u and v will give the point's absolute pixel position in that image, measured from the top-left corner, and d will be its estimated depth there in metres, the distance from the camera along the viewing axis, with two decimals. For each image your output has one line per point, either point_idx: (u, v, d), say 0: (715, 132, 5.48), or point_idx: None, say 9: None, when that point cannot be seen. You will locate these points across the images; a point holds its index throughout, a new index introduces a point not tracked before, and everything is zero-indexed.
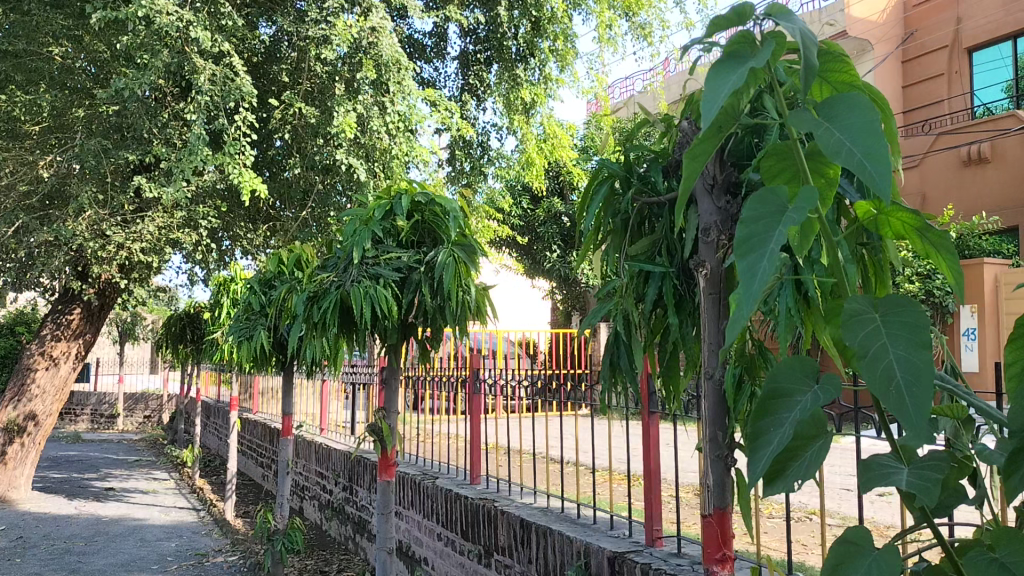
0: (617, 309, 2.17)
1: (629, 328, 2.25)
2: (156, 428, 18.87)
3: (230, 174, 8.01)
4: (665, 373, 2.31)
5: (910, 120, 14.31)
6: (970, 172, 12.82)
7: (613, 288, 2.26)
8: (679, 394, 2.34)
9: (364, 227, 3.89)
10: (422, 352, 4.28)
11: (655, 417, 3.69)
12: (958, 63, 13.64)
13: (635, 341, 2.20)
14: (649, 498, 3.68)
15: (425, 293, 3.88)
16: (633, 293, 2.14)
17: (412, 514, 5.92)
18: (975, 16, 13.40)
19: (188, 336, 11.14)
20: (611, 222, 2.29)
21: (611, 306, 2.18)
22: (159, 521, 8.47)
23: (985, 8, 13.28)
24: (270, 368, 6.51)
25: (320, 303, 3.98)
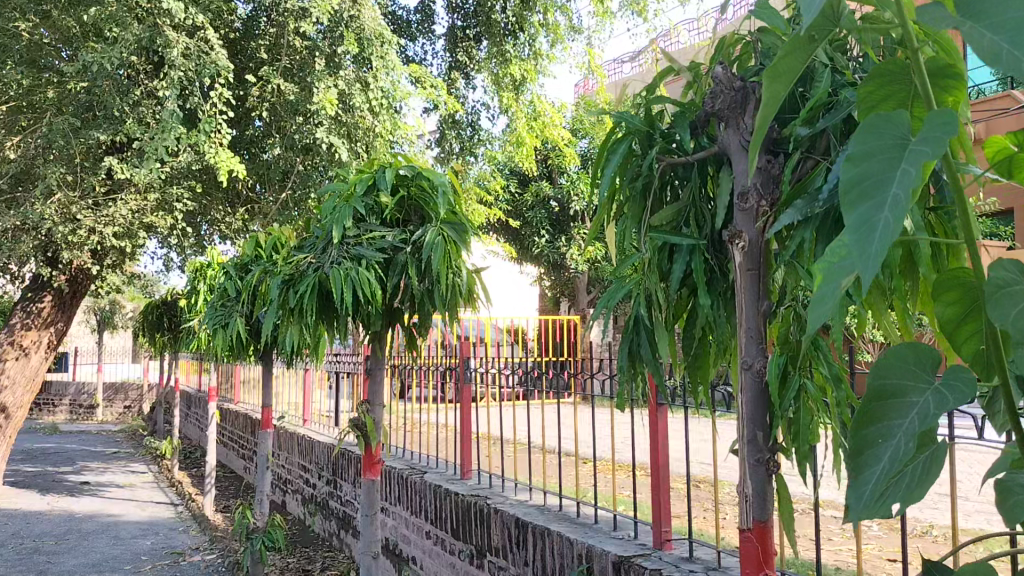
0: (636, 290, 1.85)
1: (651, 312, 1.92)
2: (135, 418, 18.47)
3: (205, 152, 7.70)
4: (690, 367, 1.99)
5: None
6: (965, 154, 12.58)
7: (632, 266, 1.93)
8: (707, 388, 2.02)
9: (346, 204, 3.55)
10: (409, 340, 3.95)
11: (663, 408, 3.39)
12: None
13: (658, 327, 1.87)
14: (657, 497, 3.39)
15: (412, 275, 3.54)
16: (655, 271, 1.83)
17: (399, 510, 5.62)
18: None
19: (166, 324, 10.76)
20: (630, 188, 1.96)
21: (628, 287, 1.86)
22: (135, 517, 8.13)
23: None
24: (248, 357, 6.17)
25: (295, 286, 3.63)
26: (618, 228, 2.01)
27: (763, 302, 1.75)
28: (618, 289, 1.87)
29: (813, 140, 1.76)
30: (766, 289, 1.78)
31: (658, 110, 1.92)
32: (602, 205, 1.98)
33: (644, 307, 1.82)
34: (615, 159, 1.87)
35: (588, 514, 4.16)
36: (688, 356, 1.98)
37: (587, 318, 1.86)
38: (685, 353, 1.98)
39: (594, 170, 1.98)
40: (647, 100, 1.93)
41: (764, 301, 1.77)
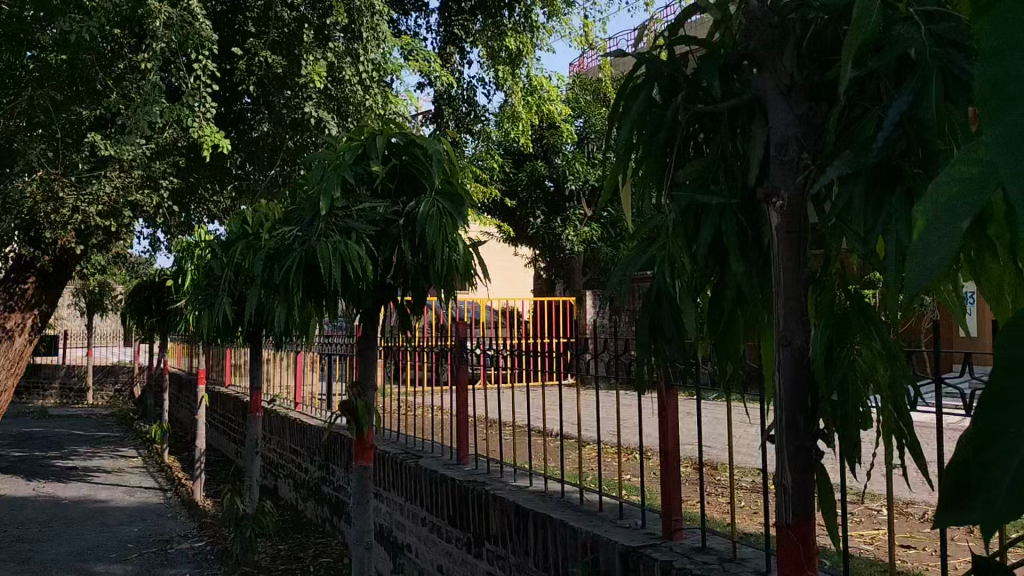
0: (661, 257, 1.62)
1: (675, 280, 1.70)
2: (127, 402, 18.26)
3: (189, 127, 7.45)
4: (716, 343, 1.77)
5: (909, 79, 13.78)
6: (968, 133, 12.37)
7: (656, 230, 1.71)
8: (737, 371, 1.80)
9: (333, 173, 3.31)
10: (402, 318, 3.72)
11: (673, 390, 3.18)
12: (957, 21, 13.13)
13: (684, 300, 1.65)
14: (666, 483, 3.19)
15: (405, 250, 3.32)
16: (682, 234, 1.61)
17: (393, 496, 5.43)
18: None
19: (153, 306, 10.51)
20: (649, 143, 1.75)
21: (650, 254, 1.64)
22: (122, 503, 7.92)
23: None
24: (235, 339, 5.95)
25: (281, 261, 3.39)
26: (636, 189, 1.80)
27: (801, 269, 1.54)
28: (640, 257, 1.65)
29: (862, 80, 1.55)
30: (807, 256, 1.57)
31: (682, 54, 1.72)
32: (617, 164, 1.76)
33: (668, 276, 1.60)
34: (633, 108, 1.67)
35: (591, 501, 3.96)
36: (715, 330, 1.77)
37: (603, 290, 1.64)
38: (711, 328, 1.77)
39: (608, 123, 1.77)
40: (668, 41, 1.73)
41: (805, 268, 1.57)
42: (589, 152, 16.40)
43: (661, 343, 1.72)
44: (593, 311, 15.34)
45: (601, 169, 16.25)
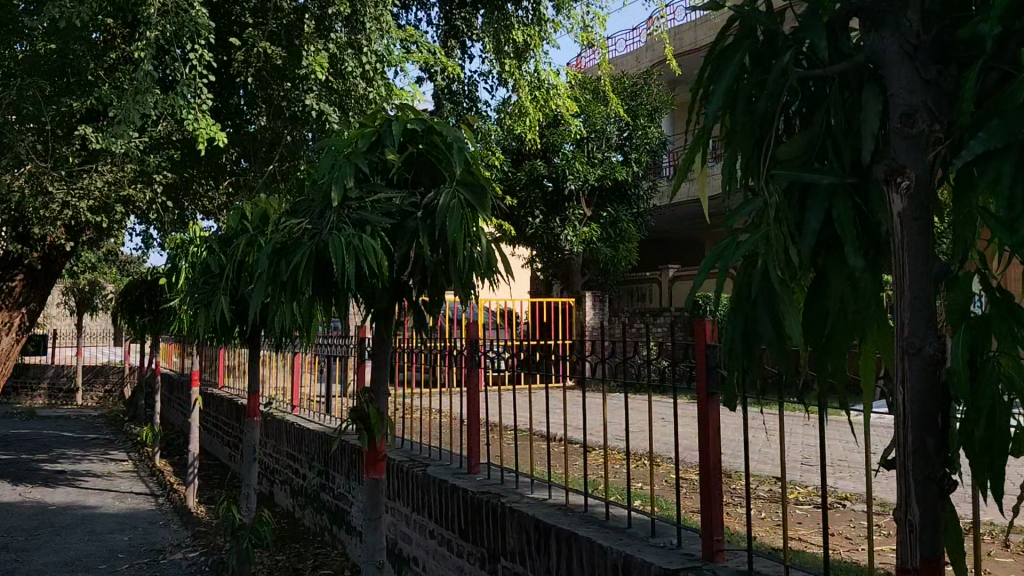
0: (764, 246, 1.36)
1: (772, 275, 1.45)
2: (117, 403, 17.93)
3: (184, 119, 7.19)
4: (817, 350, 1.54)
5: None
6: None
7: (750, 217, 1.47)
8: (840, 383, 1.56)
9: (346, 160, 3.06)
10: (416, 319, 3.45)
11: (714, 400, 2.95)
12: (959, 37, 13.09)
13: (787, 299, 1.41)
14: (707, 501, 2.94)
15: (424, 244, 3.06)
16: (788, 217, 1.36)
17: (399, 506, 5.15)
18: None
19: (145, 305, 10.22)
20: (742, 116, 1.53)
21: (752, 244, 1.38)
22: (112, 509, 7.63)
23: None
24: (234, 340, 5.68)
25: (288, 256, 3.11)
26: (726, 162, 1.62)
27: (930, 263, 1.32)
28: (739, 247, 1.40)
29: (1003, 38, 1.33)
30: (936, 248, 1.35)
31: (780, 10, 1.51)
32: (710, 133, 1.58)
33: (772, 270, 1.35)
34: (735, 66, 1.47)
35: (616, 516, 3.71)
36: (815, 334, 1.53)
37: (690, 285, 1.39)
38: (810, 332, 1.53)
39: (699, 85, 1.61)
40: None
41: (934, 262, 1.34)
42: (588, 152, 16.21)
43: (757, 348, 1.47)
44: (593, 313, 15.10)
45: (601, 169, 16.06)
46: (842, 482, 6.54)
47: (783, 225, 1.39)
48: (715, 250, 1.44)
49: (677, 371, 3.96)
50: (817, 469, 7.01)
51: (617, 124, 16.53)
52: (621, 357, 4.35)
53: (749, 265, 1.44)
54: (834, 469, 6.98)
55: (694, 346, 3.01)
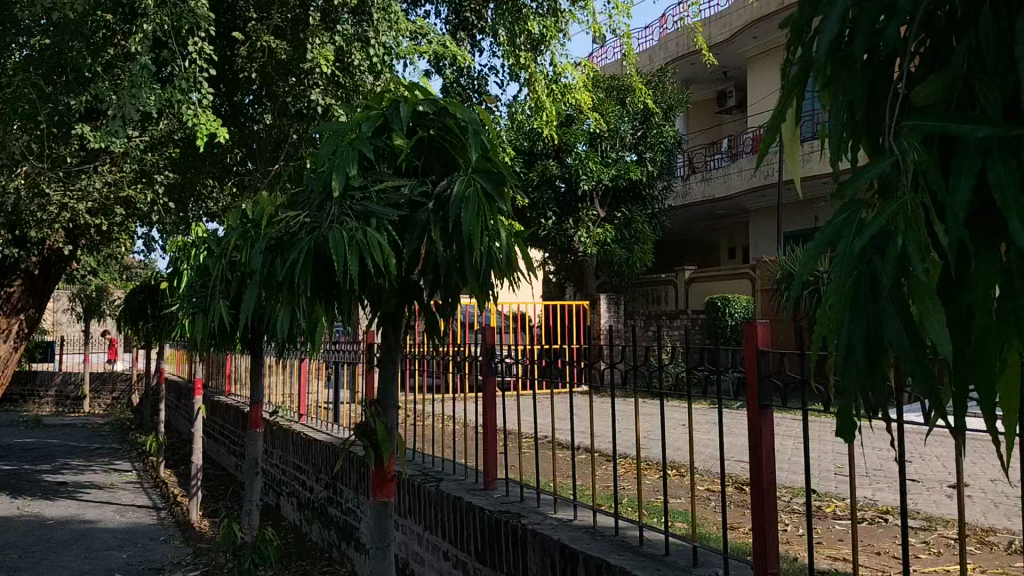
0: (905, 219, 1.18)
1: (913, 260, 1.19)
2: (123, 411, 17.67)
3: (184, 115, 6.93)
4: (956, 363, 1.28)
5: None
6: None
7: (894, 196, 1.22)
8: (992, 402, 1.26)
9: (349, 145, 2.73)
10: (429, 325, 3.10)
11: (768, 412, 2.63)
12: None
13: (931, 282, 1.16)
14: (760, 521, 2.59)
15: (436, 238, 2.70)
16: (934, 181, 1.19)
17: (411, 523, 4.82)
18: None
19: (149, 310, 9.95)
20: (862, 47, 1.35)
21: (886, 220, 1.20)
22: (111, 524, 7.31)
23: None
24: (235, 347, 5.38)
25: (283, 253, 2.74)
26: (832, 113, 1.48)
27: None
28: (869, 226, 1.20)
29: None
30: None
31: None
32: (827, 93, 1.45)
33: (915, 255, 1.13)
34: None
35: (650, 540, 3.37)
36: (957, 346, 1.28)
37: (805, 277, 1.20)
38: (955, 342, 1.27)
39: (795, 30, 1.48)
40: None
41: None
42: (602, 152, 15.91)
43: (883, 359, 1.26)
44: (607, 316, 14.75)
45: (615, 168, 15.74)
46: (881, 494, 6.20)
47: (925, 193, 1.20)
48: (834, 228, 1.29)
49: (714, 379, 3.64)
50: (851, 480, 6.68)
51: (631, 121, 16.22)
52: (651, 366, 4.03)
53: (881, 245, 1.24)
54: (869, 480, 6.64)
55: (743, 351, 2.69)
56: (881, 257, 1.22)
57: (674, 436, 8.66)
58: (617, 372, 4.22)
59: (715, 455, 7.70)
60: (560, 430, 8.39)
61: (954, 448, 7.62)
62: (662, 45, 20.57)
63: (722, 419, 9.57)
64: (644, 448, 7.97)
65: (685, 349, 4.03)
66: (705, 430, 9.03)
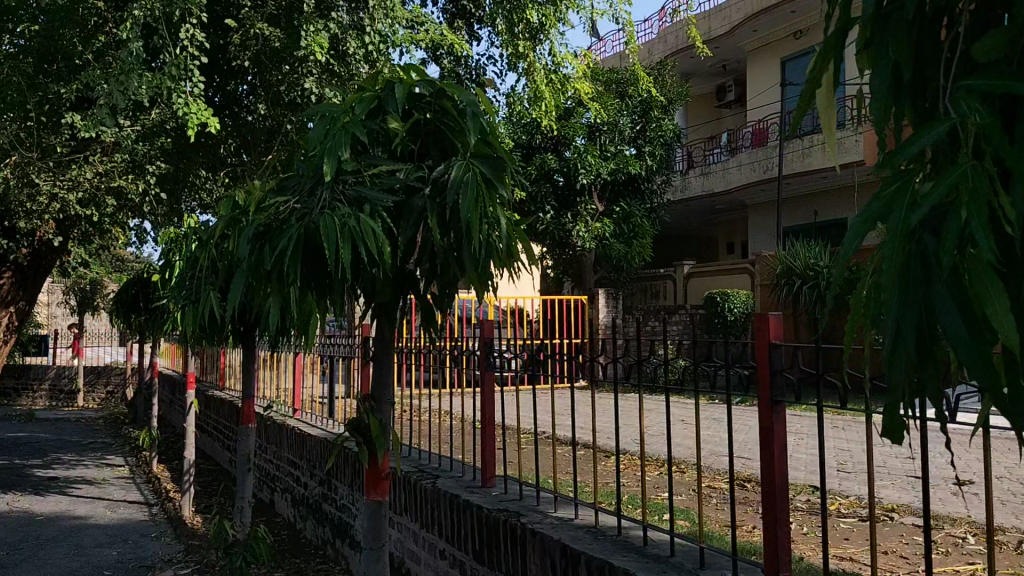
0: (967, 193, 1.09)
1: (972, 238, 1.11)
2: (118, 405, 17.51)
3: (175, 104, 6.80)
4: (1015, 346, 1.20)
5: None
6: None
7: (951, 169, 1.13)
8: None
9: (341, 127, 2.61)
10: (426, 317, 2.96)
11: (781, 408, 2.51)
12: None
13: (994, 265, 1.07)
14: (772, 521, 2.49)
15: (434, 225, 2.57)
16: (1000, 148, 1.10)
17: (407, 521, 4.70)
18: None
19: (141, 303, 9.80)
20: None
21: (944, 193, 1.11)
22: (101, 521, 7.17)
23: None
24: (226, 341, 5.25)
25: (272, 241, 2.60)
26: (875, 76, 1.38)
27: None
28: (924, 201, 1.12)
29: None
30: None
31: None
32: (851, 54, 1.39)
33: (978, 230, 1.05)
34: None
35: (654, 540, 3.25)
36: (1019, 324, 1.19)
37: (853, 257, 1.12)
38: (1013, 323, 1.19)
39: None
40: None
41: None
42: (601, 145, 15.75)
43: (935, 351, 1.18)
44: (606, 311, 14.61)
45: (614, 162, 15.59)
46: (885, 491, 6.09)
47: (988, 164, 1.11)
48: (883, 202, 1.20)
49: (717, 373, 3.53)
50: (855, 477, 6.57)
51: (630, 114, 16.07)
52: (652, 362, 3.93)
53: (936, 221, 1.17)
54: (873, 477, 6.54)
55: (754, 345, 2.56)
56: (934, 236, 1.15)
57: (674, 432, 8.55)
58: (615, 366, 4.13)
59: (716, 451, 7.59)
60: (559, 426, 8.27)
61: (957, 446, 7.52)
62: (661, 38, 20.44)
63: (723, 415, 9.46)
64: (644, 444, 7.85)
65: (687, 343, 3.94)
66: (705, 426, 8.92)
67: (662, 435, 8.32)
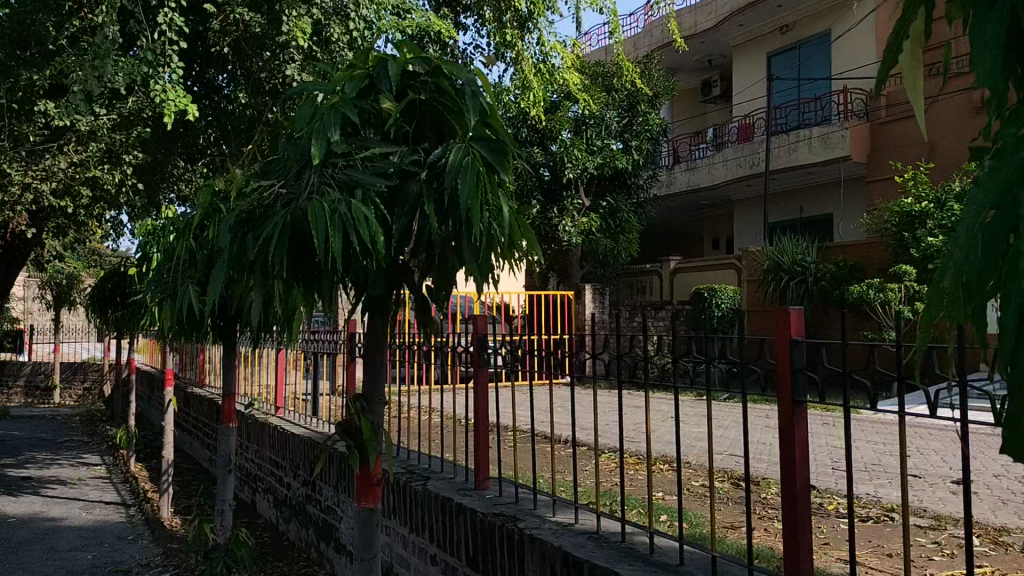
0: None
1: None
2: (95, 401, 17.17)
3: (153, 91, 6.58)
4: None
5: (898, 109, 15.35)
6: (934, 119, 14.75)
7: None
8: None
9: (331, 107, 2.42)
10: (420, 313, 2.77)
11: (802, 407, 2.33)
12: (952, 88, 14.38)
13: None
14: (794, 531, 2.31)
15: (430, 211, 2.38)
16: None
17: (395, 524, 4.51)
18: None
19: (118, 298, 9.54)
20: None
21: None
22: (76, 522, 6.93)
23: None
24: (206, 336, 5.05)
25: (256, 229, 2.39)
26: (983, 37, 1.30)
27: None
28: None
29: None
30: None
31: None
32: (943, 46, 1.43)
33: None
34: None
35: (659, 547, 3.08)
36: None
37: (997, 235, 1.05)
38: None
39: None
40: None
41: None
42: (587, 139, 15.56)
43: None
44: (592, 306, 14.47)
45: (600, 156, 15.45)
46: (883, 490, 5.97)
47: None
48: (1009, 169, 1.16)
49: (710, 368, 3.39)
50: (851, 476, 6.44)
51: (616, 108, 15.93)
52: (639, 357, 3.82)
53: None
54: (869, 475, 6.44)
55: (774, 341, 2.39)
56: None
57: (664, 429, 8.42)
58: (603, 362, 4.02)
59: (707, 449, 7.47)
60: (546, 424, 8.13)
61: (950, 443, 7.44)
62: (647, 32, 20.33)
63: (712, 411, 9.35)
64: (634, 441, 7.73)
65: (676, 338, 3.84)
66: (694, 422, 8.80)
67: (652, 432, 8.19)
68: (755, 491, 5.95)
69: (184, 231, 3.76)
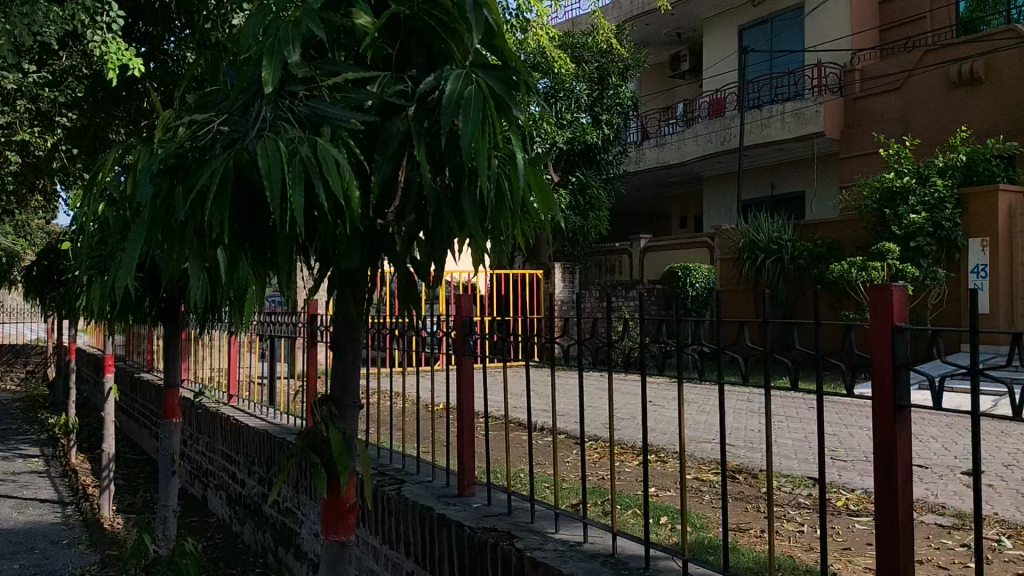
0: None
1: None
2: (38, 386, 16.27)
3: (87, 42, 5.88)
4: None
5: (869, 86, 15.03)
6: (908, 91, 14.37)
7: None
8: None
9: (286, 21, 1.82)
10: (404, 294, 2.18)
11: (905, 412, 1.82)
12: (926, 62, 14.06)
13: None
14: (892, 569, 1.80)
15: (422, 155, 1.79)
16: None
17: (363, 534, 3.95)
18: (996, 63, 12.92)
19: (57, 276, 8.79)
20: None
21: None
22: (6, 524, 6.25)
23: (1004, 67, 12.79)
24: (144, 319, 4.40)
25: (188, 179, 1.78)
26: None
27: None
28: None
29: None
30: None
31: None
32: None
33: None
34: None
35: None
36: None
37: None
38: None
39: None
40: None
41: None
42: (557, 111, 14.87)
43: None
44: (562, 285, 13.94)
45: (570, 130, 14.85)
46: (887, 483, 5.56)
47: None
48: None
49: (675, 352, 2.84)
50: (851, 466, 6.00)
51: (587, 81, 15.33)
52: (604, 340, 3.36)
53: None
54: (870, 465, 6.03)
55: (870, 325, 1.87)
56: None
57: (644, 415, 7.94)
58: (570, 346, 3.57)
59: (694, 437, 6.99)
60: (516, 410, 7.62)
61: (945, 430, 7.07)
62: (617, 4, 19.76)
63: (691, 397, 8.91)
64: (614, 429, 7.24)
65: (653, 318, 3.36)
66: (675, 408, 8.35)
67: (632, 418, 7.71)
68: (753, 486, 5.48)
69: (100, 190, 3.10)
